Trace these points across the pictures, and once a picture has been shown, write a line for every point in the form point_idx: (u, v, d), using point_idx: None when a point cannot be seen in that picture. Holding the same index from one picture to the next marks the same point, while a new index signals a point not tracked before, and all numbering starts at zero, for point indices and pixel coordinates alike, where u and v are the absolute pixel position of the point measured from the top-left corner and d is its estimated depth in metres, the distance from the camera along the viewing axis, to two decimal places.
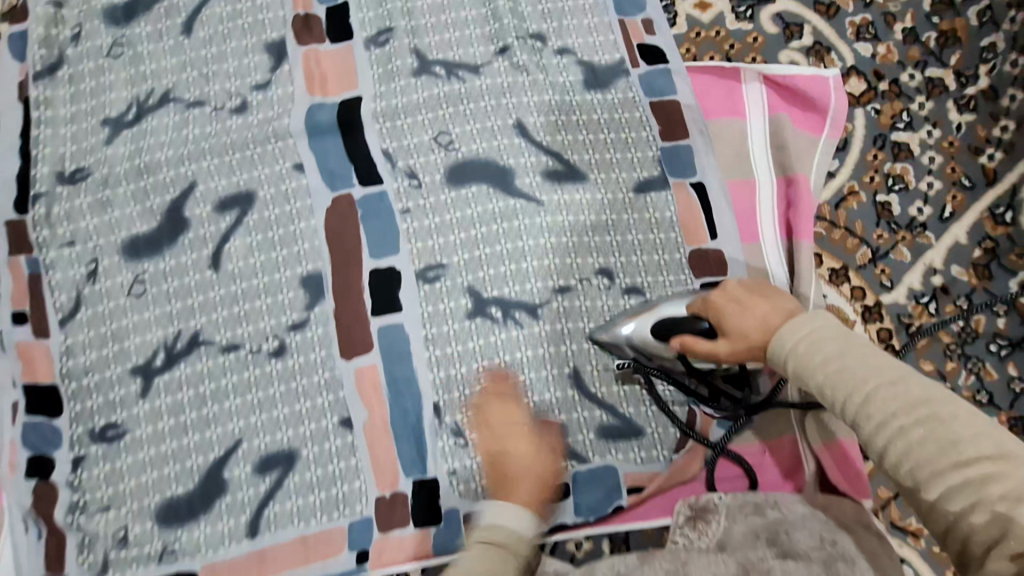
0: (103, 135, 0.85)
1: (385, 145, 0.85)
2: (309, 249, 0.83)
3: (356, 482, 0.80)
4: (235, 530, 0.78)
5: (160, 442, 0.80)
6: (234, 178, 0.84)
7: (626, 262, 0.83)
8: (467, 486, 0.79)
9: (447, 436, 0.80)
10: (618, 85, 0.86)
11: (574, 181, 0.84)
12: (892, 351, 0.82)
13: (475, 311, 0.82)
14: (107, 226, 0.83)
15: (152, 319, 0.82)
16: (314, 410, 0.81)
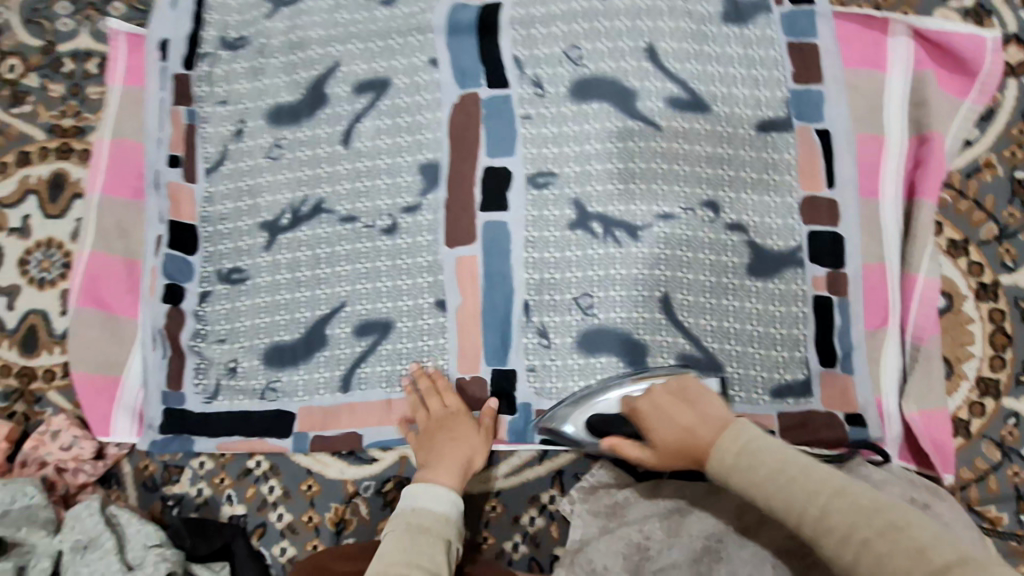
0: (265, 10, 0.92)
1: (517, 53, 0.88)
2: (432, 140, 0.88)
3: (440, 360, 0.85)
4: (329, 382, 0.86)
5: (276, 292, 0.88)
6: (375, 64, 0.89)
7: (734, 198, 0.84)
8: (542, 384, 0.84)
9: (532, 335, 0.84)
10: (757, 21, 0.85)
11: (697, 112, 0.85)
12: (1003, 333, 0.81)
13: (577, 222, 0.85)
14: (257, 92, 0.90)
15: (285, 181, 0.89)
16: (414, 288, 0.86)
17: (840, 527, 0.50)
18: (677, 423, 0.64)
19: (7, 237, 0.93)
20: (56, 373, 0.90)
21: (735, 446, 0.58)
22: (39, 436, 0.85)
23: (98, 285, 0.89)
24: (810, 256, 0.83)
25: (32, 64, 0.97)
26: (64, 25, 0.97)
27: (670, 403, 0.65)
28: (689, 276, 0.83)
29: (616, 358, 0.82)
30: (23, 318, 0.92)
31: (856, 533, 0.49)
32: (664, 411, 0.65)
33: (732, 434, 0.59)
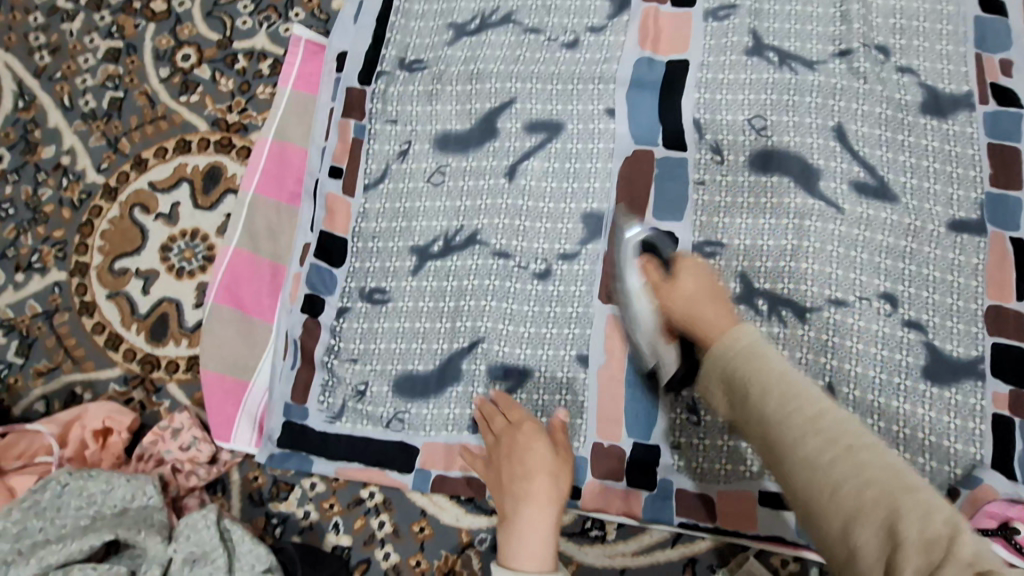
0: (446, 37, 0.93)
1: (698, 115, 0.86)
2: (599, 190, 0.86)
3: (578, 420, 0.81)
4: (458, 421, 0.82)
5: (416, 318, 0.85)
6: (550, 106, 0.89)
7: (914, 294, 0.79)
8: (686, 463, 0.79)
9: (680, 410, 0.80)
10: (957, 117, 0.82)
11: (884, 199, 0.81)
12: None
13: (742, 297, 0.81)
14: (428, 116, 0.90)
15: (442, 209, 0.88)
16: (557, 337, 0.83)
17: (817, 476, 0.49)
18: (710, 308, 0.68)
19: (155, 223, 0.94)
20: (180, 365, 0.88)
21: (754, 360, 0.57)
22: (159, 430, 0.83)
23: (238, 284, 0.88)
24: (992, 369, 0.76)
25: (206, 57, 0.98)
26: (244, 24, 0.99)
27: (700, 303, 0.69)
28: (859, 369, 0.77)
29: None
30: (156, 305, 0.91)
31: (841, 465, 0.48)
32: (697, 283, 0.71)
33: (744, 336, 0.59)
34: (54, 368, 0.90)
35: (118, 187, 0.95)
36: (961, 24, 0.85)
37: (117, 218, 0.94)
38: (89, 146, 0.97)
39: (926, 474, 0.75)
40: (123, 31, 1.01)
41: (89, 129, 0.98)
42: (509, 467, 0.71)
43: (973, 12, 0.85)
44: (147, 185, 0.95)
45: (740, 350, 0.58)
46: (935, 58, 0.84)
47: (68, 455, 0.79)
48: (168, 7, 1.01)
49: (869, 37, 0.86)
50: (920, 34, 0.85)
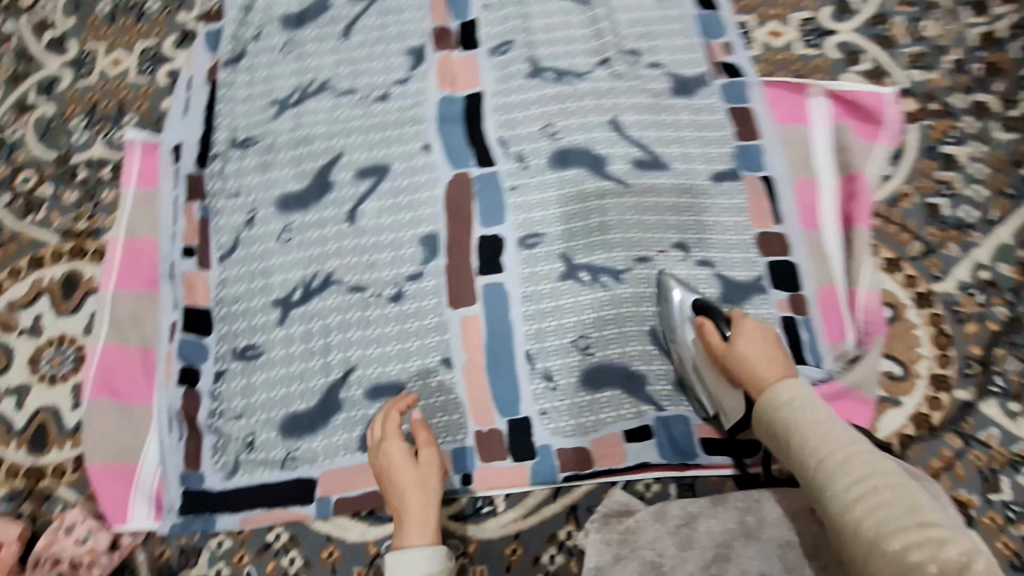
0: (271, 113, 1.03)
1: (500, 134, 1.01)
2: (431, 214, 0.98)
3: (456, 415, 0.89)
4: (348, 444, 0.88)
5: (290, 364, 0.92)
6: (374, 152, 1.01)
7: (699, 238, 0.95)
8: (556, 424, 0.89)
9: (539, 381, 0.91)
10: (698, 93, 1.00)
11: (658, 169, 0.98)
12: (944, 336, 0.91)
13: (567, 274, 0.95)
14: (267, 183, 1.00)
15: (294, 261, 0.96)
16: (421, 348, 0.92)
17: (862, 492, 0.60)
18: (764, 369, 0.75)
19: (19, 339, 0.96)
20: (66, 468, 0.89)
21: (794, 398, 0.71)
22: (53, 532, 0.85)
23: (111, 374, 0.92)
24: (772, 282, 0.93)
25: (48, 175, 1.04)
26: (78, 139, 1.06)
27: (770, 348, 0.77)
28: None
29: (621, 391, 0.89)
30: (32, 417, 0.92)
31: (853, 468, 0.62)
32: (760, 355, 0.76)
33: (786, 384, 0.73)
34: None
35: None
36: (686, 21, 1.04)
37: None
38: None
39: None
40: None
41: None
42: (383, 475, 0.81)
43: (693, 11, 1.05)
44: (5, 306, 0.98)
45: (785, 394, 0.72)
46: (674, 50, 1.03)
47: None
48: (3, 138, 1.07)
49: (621, 45, 1.04)
50: (659, 34, 1.04)
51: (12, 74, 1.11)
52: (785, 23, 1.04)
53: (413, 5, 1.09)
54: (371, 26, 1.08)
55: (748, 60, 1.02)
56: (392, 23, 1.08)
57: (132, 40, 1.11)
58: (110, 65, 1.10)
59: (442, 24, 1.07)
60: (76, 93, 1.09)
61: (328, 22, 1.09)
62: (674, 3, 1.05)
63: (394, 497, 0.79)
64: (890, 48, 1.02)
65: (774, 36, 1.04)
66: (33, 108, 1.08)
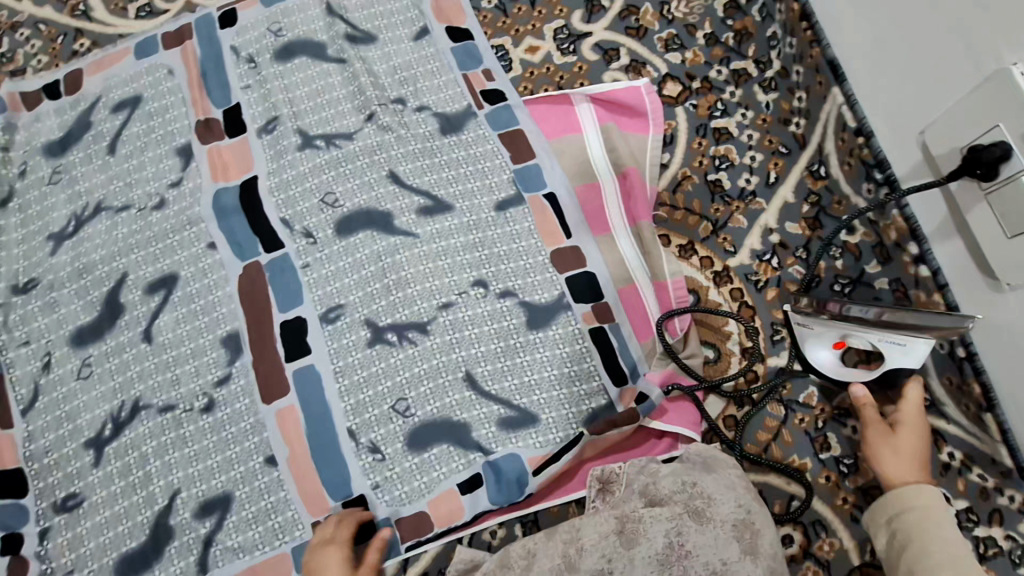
0: (49, 249, 1.00)
1: (282, 214, 0.99)
2: (227, 313, 0.95)
3: (288, 513, 0.87)
4: (187, 569, 0.86)
5: (114, 504, 0.89)
6: (159, 264, 0.98)
7: (496, 270, 0.94)
8: (390, 495, 0.87)
9: (366, 455, 0.88)
10: (467, 128, 1.01)
11: (444, 212, 0.97)
12: (746, 307, 0.92)
13: (374, 338, 0.92)
14: (56, 323, 0.96)
15: (99, 396, 0.93)
16: (242, 453, 0.90)
17: (942, 561, 0.66)
18: (901, 467, 0.75)
19: None
20: None
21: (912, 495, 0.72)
22: None
23: None
24: (575, 297, 0.92)
25: None
26: None
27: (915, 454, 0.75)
28: (482, 350, 0.90)
29: (447, 445, 0.87)
30: None
31: (941, 535, 0.68)
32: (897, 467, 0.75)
33: (918, 492, 0.72)
34: None
35: None
36: (443, 57, 1.05)
37: None
38: None
39: (567, 401, 0.88)
40: None
41: None
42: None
43: (448, 46, 1.06)
44: None
45: (914, 497, 0.72)
46: (438, 89, 1.03)
47: None
48: None
49: (384, 95, 1.02)
50: (420, 77, 1.04)
51: None
52: (540, 37, 1.07)
53: (172, 101, 1.07)
54: (137, 134, 1.05)
55: (510, 83, 1.03)
56: (157, 125, 1.05)
57: None
58: None
59: (204, 115, 1.05)
60: None
61: (92, 140, 1.06)
62: (428, 42, 1.06)
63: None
64: (644, 37, 1.05)
65: (531, 52, 1.06)
66: None
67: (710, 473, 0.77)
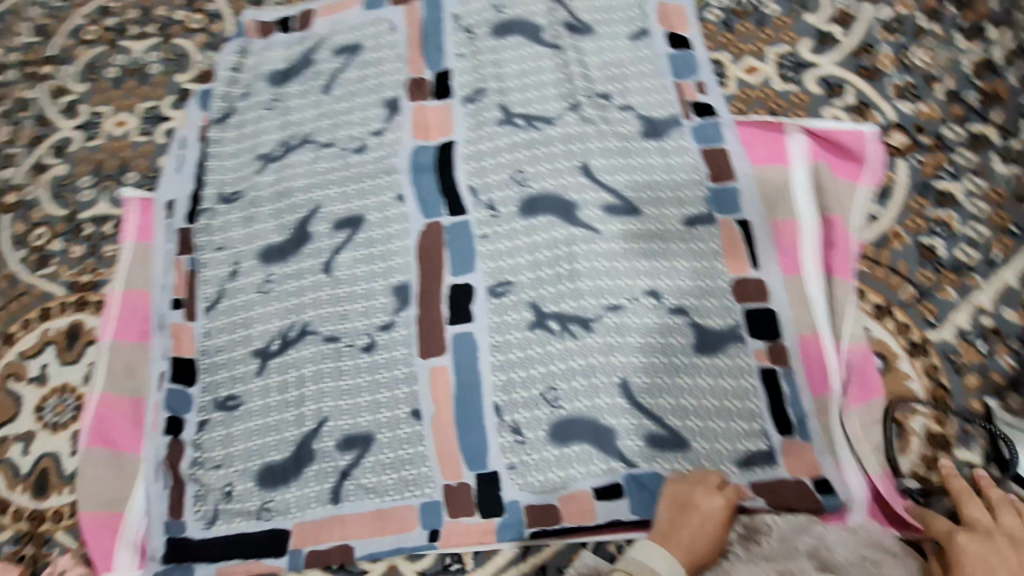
0: (256, 167, 1.08)
1: (471, 182, 1.02)
2: (402, 264, 0.99)
3: (423, 467, 0.89)
4: (320, 495, 0.90)
5: (267, 414, 0.94)
6: (351, 204, 1.03)
7: (672, 284, 0.91)
8: (524, 480, 0.87)
9: (507, 434, 0.89)
10: (668, 136, 0.99)
11: (629, 215, 0.95)
12: (940, 386, 0.85)
13: (536, 322, 0.92)
14: (249, 237, 1.04)
15: (274, 311, 1.00)
16: (391, 400, 0.93)
17: None
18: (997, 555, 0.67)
19: (27, 386, 1.03)
20: (64, 513, 0.96)
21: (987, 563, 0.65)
22: None
23: (106, 424, 0.97)
24: (749, 331, 0.89)
25: (58, 232, 1.12)
26: (85, 197, 1.13)
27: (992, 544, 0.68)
28: (643, 361, 0.88)
29: (591, 446, 0.86)
30: (37, 462, 0.99)
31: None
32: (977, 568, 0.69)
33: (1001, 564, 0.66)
34: None
35: None
36: (657, 61, 1.04)
37: None
38: None
39: (723, 435, 0.85)
40: None
41: None
42: (689, 510, 0.76)
43: (664, 51, 1.05)
44: (15, 356, 1.05)
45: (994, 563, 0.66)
46: (645, 92, 1.02)
47: None
48: (21, 197, 1.16)
49: (591, 88, 1.04)
50: (630, 77, 1.04)
51: (33, 137, 1.20)
52: (760, 59, 1.04)
53: (390, 56, 1.12)
54: (352, 79, 1.12)
55: (722, 99, 1.01)
56: (371, 75, 1.12)
57: (135, 102, 1.19)
58: (114, 125, 1.17)
59: (417, 74, 1.10)
60: (85, 153, 1.16)
61: (311, 77, 1.13)
62: (646, 44, 1.05)
63: (684, 532, 0.73)
64: (876, 79, 1.00)
65: (750, 72, 1.03)
66: (47, 169, 1.17)
67: (887, 552, 0.71)
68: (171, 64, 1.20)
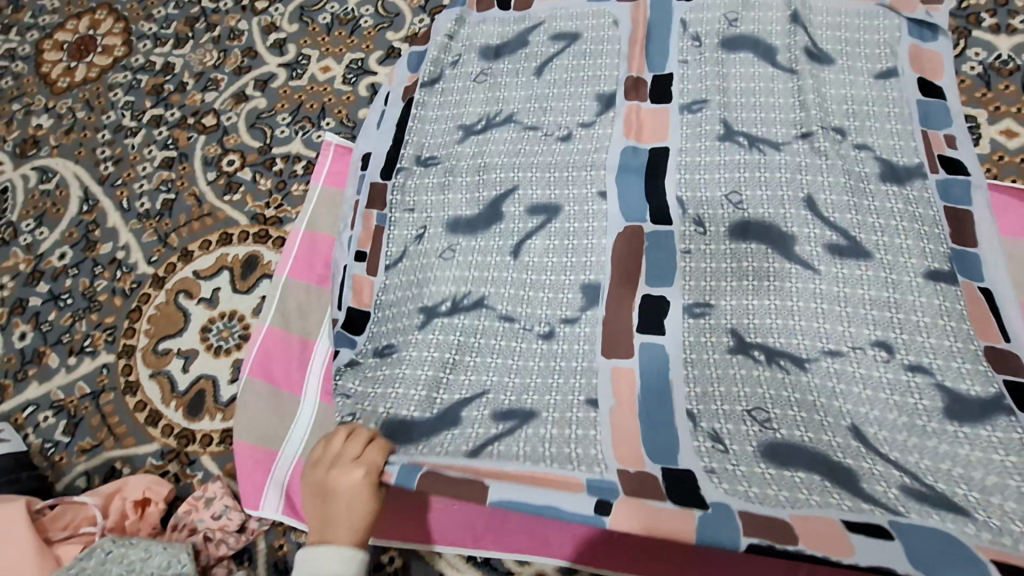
0: (457, 136, 1.05)
1: (680, 194, 0.94)
2: (595, 263, 0.92)
3: (593, 450, 0.80)
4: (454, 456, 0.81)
5: (435, 391, 0.88)
6: (550, 190, 0.97)
7: (907, 339, 0.81)
8: (731, 487, 0.74)
9: (703, 438, 0.80)
10: (908, 184, 0.91)
11: (857, 258, 0.86)
12: None
13: (737, 348, 0.85)
14: (440, 204, 1.00)
15: (453, 278, 0.95)
16: (564, 386, 0.86)
17: None
18: None
19: (196, 306, 1.04)
20: (213, 439, 0.95)
21: None
22: (194, 500, 0.88)
23: (270, 361, 0.96)
24: (1016, 404, 0.76)
25: (249, 160, 1.13)
26: (282, 133, 1.14)
27: None
28: (874, 413, 0.78)
29: (819, 477, 0.74)
30: (194, 382, 0.99)
31: None
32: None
33: None
34: (97, 445, 0.97)
35: (166, 276, 1.07)
36: (906, 104, 0.96)
37: (163, 302, 1.05)
38: (142, 241, 1.10)
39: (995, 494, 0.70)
40: (177, 142, 1.17)
41: (143, 227, 1.11)
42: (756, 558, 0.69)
43: (913, 96, 0.97)
44: (191, 273, 1.06)
45: None
46: (888, 134, 0.94)
47: (109, 526, 0.84)
48: (218, 121, 1.18)
49: (827, 120, 0.95)
50: (873, 115, 0.96)
51: (238, 66, 1.22)
52: (1021, 123, 0.96)
53: (609, 50, 1.06)
54: (566, 67, 1.06)
55: (976, 159, 0.93)
56: (589, 66, 1.06)
57: (343, 50, 1.19)
58: (319, 69, 1.19)
59: (637, 73, 1.03)
60: (287, 90, 1.18)
61: (524, 58, 1.09)
62: (895, 85, 0.96)
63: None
64: None
65: (1008, 136, 0.95)
66: (248, 99, 1.19)
67: None
68: (384, 20, 1.20)
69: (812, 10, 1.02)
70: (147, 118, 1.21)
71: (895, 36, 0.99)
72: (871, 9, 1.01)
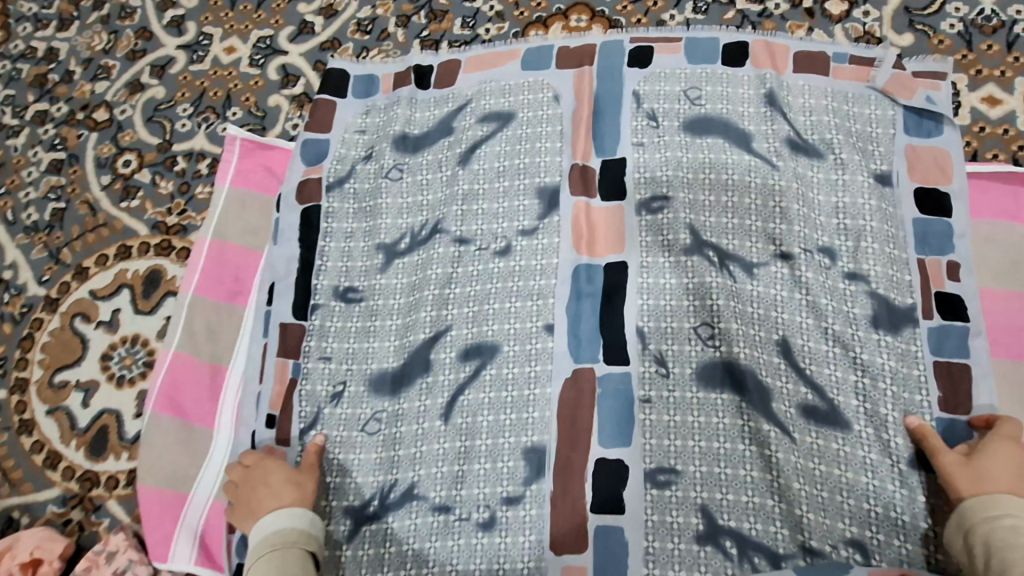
0: (378, 262, 0.87)
1: (641, 323, 0.79)
2: (540, 419, 0.78)
3: None
4: None
5: (389, 470, 0.79)
6: (485, 327, 0.82)
7: (909, 550, 0.69)
8: None
9: None
10: (903, 332, 0.75)
11: (837, 426, 0.73)
12: None
13: (707, 536, 0.72)
14: (363, 355, 0.84)
15: (376, 462, 0.80)
16: (512, 548, 0.75)
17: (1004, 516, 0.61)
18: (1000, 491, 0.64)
19: (95, 331, 0.92)
20: (120, 480, 0.85)
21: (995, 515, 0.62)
22: (94, 555, 0.80)
23: (178, 390, 0.86)
24: None
25: (146, 161, 1.00)
26: (183, 127, 1.01)
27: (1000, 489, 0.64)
28: None
29: None
30: (96, 418, 0.89)
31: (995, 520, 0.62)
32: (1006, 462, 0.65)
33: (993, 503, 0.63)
34: None
35: (59, 297, 0.95)
36: (899, 225, 0.78)
37: (58, 328, 0.93)
38: (31, 258, 0.98)
39: None
40: (66, 142, 1.03)
41: (32, 242, 0.98)
42: None
43: (908, 214, 0.79)
44: (87, 293, 0.94)
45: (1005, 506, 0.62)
46: (887, 261, 0.77)
47: None
48: (110, 115, 1.03)
49: (812, 238, 0.78)
50: (867, 233, 0.78)
51: (131, 49, 1.07)
52: (1006, 89, 0.85)
53: (547, 132, 0.88)
54: (498, 153, 0.88)
55: (958, 138, 0.81)
56: (523, 152, 0.88)
57: (248, 27, 1.05)
58: (222, 50, 1.04)
59: (583, 160, 0.86)
60: (188, 77, 1.04)
61: (447, 145, 0.90)
62: (890, 198, 0.79)
63: None
64: None
65: (990, 104, 0.85)
66: (144, 88, 1.04)
67: None
68: None
69: (791, 89, 0.85)
70: (30, 114, 1.06)
71: (888, 131, 0.82)
72: (862, 93, 0.84)
